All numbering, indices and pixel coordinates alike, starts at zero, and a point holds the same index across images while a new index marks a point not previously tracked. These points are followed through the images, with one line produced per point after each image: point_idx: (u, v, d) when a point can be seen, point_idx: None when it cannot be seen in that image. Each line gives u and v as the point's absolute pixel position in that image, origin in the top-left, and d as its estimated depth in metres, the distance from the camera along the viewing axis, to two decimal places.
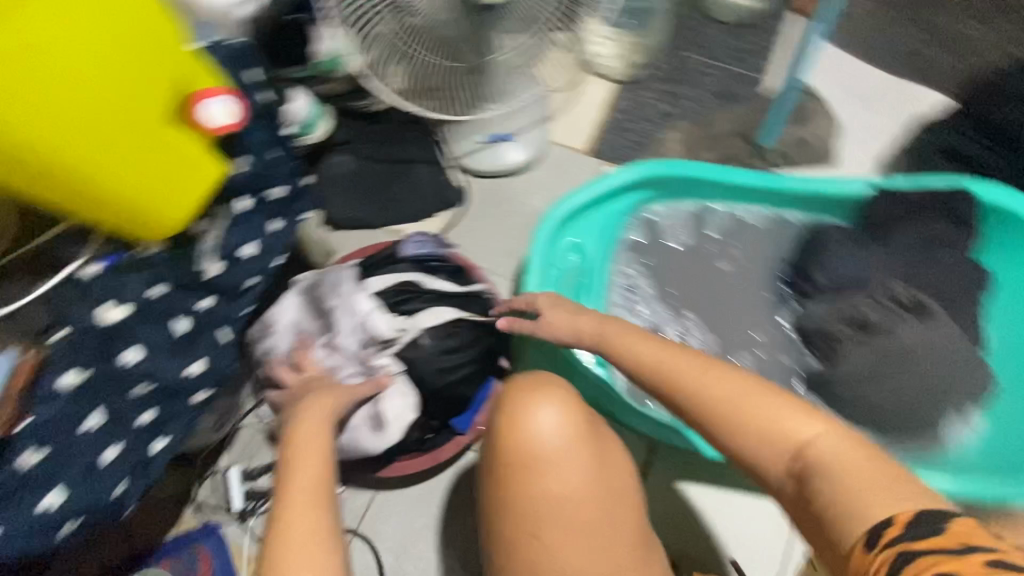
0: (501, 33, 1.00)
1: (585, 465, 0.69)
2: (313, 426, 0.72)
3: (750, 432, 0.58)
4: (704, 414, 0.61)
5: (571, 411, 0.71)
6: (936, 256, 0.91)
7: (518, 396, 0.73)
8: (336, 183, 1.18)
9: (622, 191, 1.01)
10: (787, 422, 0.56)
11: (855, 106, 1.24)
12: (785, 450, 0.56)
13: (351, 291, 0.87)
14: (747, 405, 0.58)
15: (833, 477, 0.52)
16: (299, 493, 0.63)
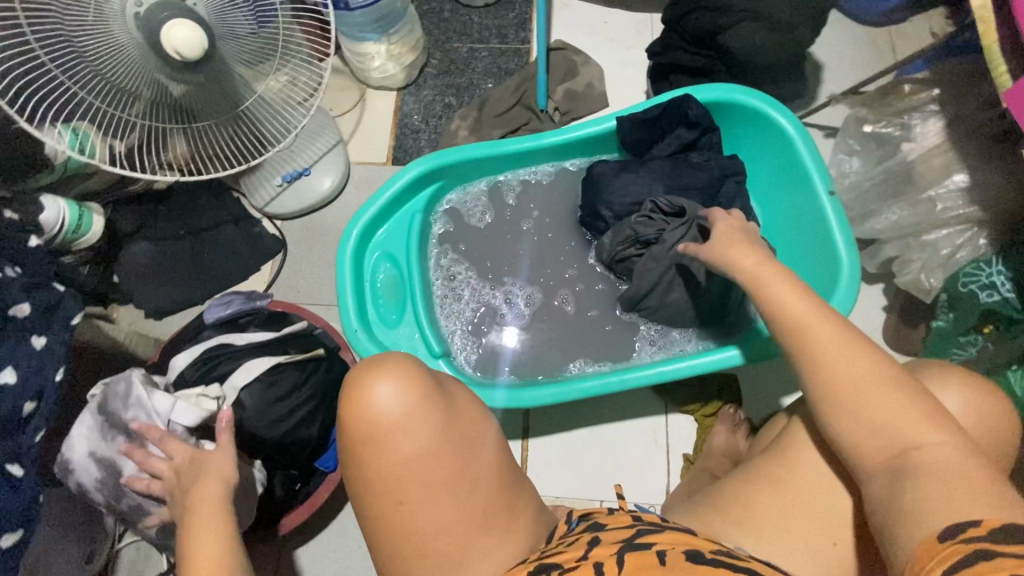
0: (239, 80, 0.99)
1: (434, 425, 0.63)
2: (206, 500, 0.64)
3: (873, 416, 0.58)
4: (837, 383, 0.60)
5: (409, 377, 0.64)
6: (691, 160, 1.00)
7: (357, 376, 0.65)
8: (143, 272, 1.14)
9: (412, 190, 1.04)
10: (911, 417, 0.56)
11: (610, 49, 1.35)
12: (893, 444, 0.57)
13: (145, 393, 0.78)
14: (879, 388, 0.58)
15: (945, 475, 0.53)
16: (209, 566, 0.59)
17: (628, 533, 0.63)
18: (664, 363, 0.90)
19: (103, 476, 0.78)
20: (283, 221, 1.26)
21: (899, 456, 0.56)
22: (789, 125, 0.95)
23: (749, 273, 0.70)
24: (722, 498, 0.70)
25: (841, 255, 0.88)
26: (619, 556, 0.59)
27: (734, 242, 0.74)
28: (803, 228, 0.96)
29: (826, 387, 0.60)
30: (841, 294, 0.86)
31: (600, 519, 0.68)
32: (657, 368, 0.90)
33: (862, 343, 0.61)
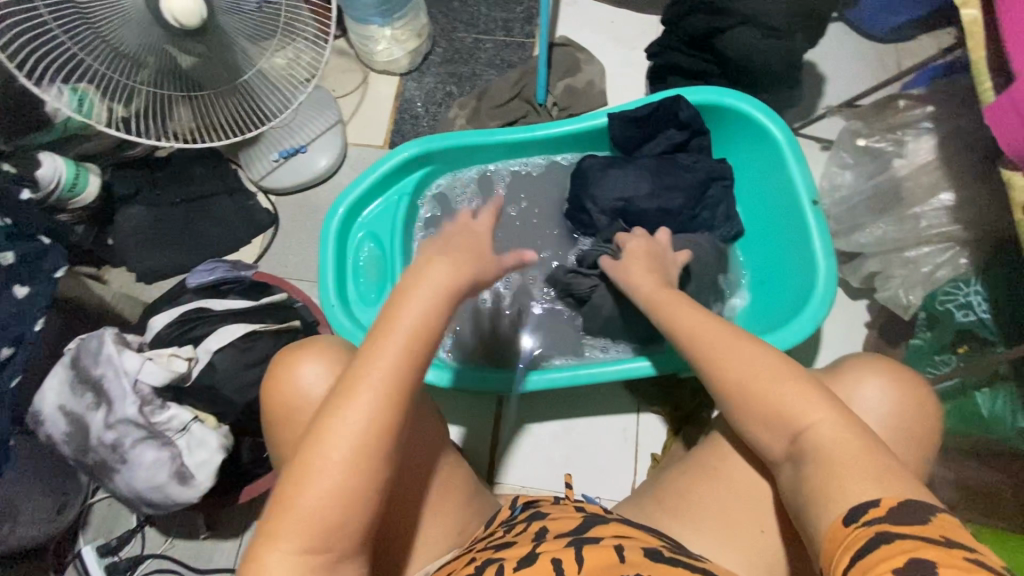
0: (242, 52, 1.00)
1: (341, 395, 0.65)
2: (428, 299, 0.54)
3: (770, 406, 0.59)
4: (727, 382, 0.62)
5: (329, 355, 0.66)
6: (679, 162, 1.01)
7: (285, 355, 0.67)
8: (137, 235, 1.17)
9: (400, 172, 1.05)
10: (797, 405, 0.58)
11: (613, 49, 1.35)
12: (786, 432, 0.58)
13: (116, 351, 0.79)
14: (768, 388, 0.60)
15: (832, 455, 0.54)
16: (368, 388, 0.50)
17: (568, 526, 0.61)
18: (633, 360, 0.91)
19: (72, 428, 0.80)
20: (277, 196, 1.28)
21: (793, 444, 0.58)
22: (773, 126, 0.95)
23: (652, 300, 0.75)
24: (658, 490, 0.72)
25: (819, 263, 0.88)
26: (578, 551, 0.56)
27: (642, 261, 0.81)
28: (786, 235, 0.96)
29: (723, 392, 0.63)
30: (814, 305, 0.86)
31: (543, 509, 0.67)
32: (618, 364, 0.91)
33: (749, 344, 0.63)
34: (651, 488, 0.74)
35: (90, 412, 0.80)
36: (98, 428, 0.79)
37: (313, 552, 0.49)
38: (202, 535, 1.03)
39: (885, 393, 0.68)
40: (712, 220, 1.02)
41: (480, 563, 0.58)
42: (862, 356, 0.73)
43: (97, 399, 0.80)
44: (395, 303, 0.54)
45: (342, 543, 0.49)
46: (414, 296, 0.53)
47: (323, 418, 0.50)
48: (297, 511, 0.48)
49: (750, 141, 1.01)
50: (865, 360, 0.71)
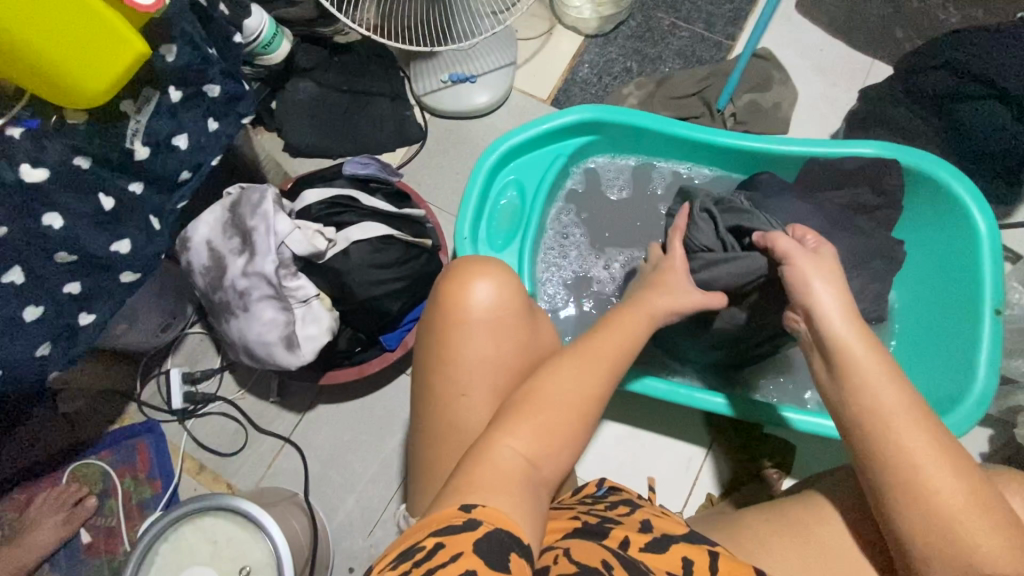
0: None
1: (508, 331, 0.64)
2: (641, 313, 0.72)
3: (956, 531, 0.55)
4: (920, 480, 0.56)
5: (507, 289, 0.65)
6: (857, 222, 0.94)
7: (456, 272, 0.66)
8: (300, 108, 1.21)
9: (566, 133, 1.04)
10: (986, 543, 0.54)
11: (812, 78, 1.26)
12: (962, 566, 0.54)
13: (273, 210, 0.82)
14: (964, 516, 0.55)
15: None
16: (600, 363, 0.64)
17: (679, 529, 0.61)
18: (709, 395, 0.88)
19: (211, 263, 0.85)
20: (433, 115, 1.29)
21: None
22: (977, 219, 0.87)
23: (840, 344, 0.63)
24: (734, 521, 0.72)
25: (977, 377, 0.81)
26: (712, 557, 0.57)
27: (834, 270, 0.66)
28: (946, 334, 0.89)
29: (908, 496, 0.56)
30: (956, 417, 0.80)
31: (634, 499, 0.68)
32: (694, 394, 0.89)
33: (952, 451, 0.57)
34: (729, 519, 0.73)
35: (231, 255, 0.83)
36: (234, 273, 0.83)
37: (531, 464, 0.55)
38: (270, 398, 1.09)
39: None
40: (857, 293, 0.92)
41: (587, 526, 0.58)
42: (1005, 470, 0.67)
43: (242, 245, 0.83)
44: (620, 319, 0.71)
45: (550, 472, 0.57)
46: (638, 312, 0.72)
47: (563, 366, 0.63)
48: (527, 426, 0.57)
49: (943, 221, 0.92)
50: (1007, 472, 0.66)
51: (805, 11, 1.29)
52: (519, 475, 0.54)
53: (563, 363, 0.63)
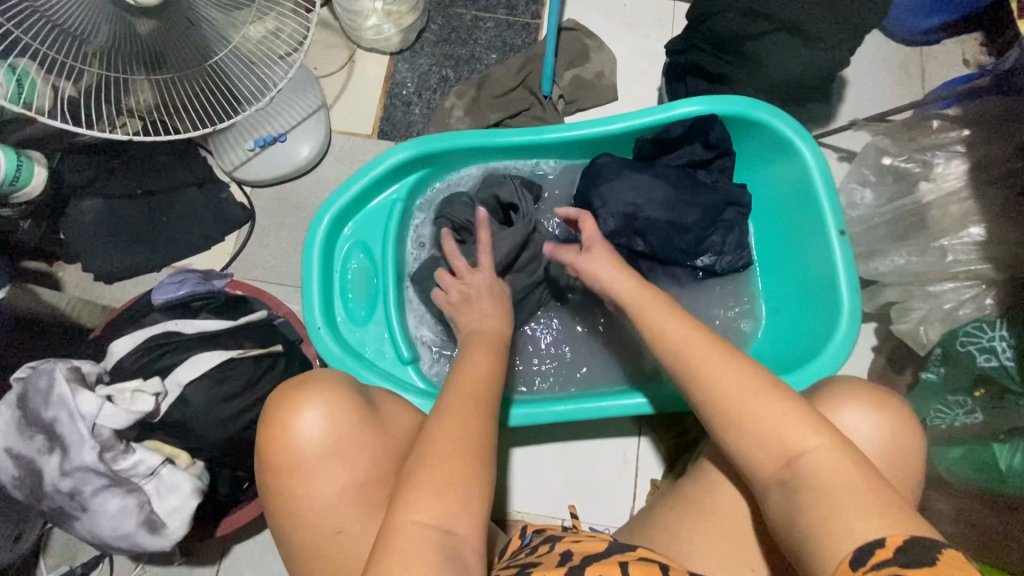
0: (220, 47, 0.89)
1: (354, 438, 0.63)
2: (481, 337, 0.76)
3: (770, 430, 0.58)
4: (723, 399, 0.60)
5: (332, 403, 0.63)
6: (699, 180, 0.94)
7: (279, 410, 0.63)
8: (93, 230, 1.04)
9: (395, 174, 0.95)
10: (794, 430, 0.57)
11: (625, 36, 1.25)
12: (779, 456, 0.57)
13: (70, 391, 0.70)
14: (769, 422, 0.58)
15: (832, 481, 0.53)
16: (470, 407, 0.62)
17: (601, 546, 0.62)
18: (632, 398, 0.85)
19: (22, 472, 0.71)
20: (253, 188, 1.15)
21: (786, 470, 0.56)
22: (778, 123, 0.88)
23: (637, 304, 0.73)
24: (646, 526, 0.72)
25: (843, 300, 0.83)
26: (624, 565, 0.56)
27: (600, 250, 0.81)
28: (805, 255, 0.90)
29: (724, 419, 0.60)
30: (835, 347, 0.81)
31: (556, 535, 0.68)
32: (620, 401, 0.86)
33: (753, 367, 0.62)
34: (648, 525, 0.73)
35: (42, 456, 0.70)
36: (52, 476, 0.70)
37: (444, 531, 0.53)
38: (176, 562, 0.96)
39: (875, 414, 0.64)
40: (722, 246, 0.95)
41: None
42: (850, 379, 0.68)
43: (51, 442, 0.70)
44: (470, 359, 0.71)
45: (461, 529, 0.54)
46: (483, 347, 0.73)
47: (430, 424, 0.61)
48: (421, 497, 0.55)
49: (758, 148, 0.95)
50: (853, 385, 0.67)
51: None
52: (429, 545, 0.52)
53: (438, 412, 0.62)
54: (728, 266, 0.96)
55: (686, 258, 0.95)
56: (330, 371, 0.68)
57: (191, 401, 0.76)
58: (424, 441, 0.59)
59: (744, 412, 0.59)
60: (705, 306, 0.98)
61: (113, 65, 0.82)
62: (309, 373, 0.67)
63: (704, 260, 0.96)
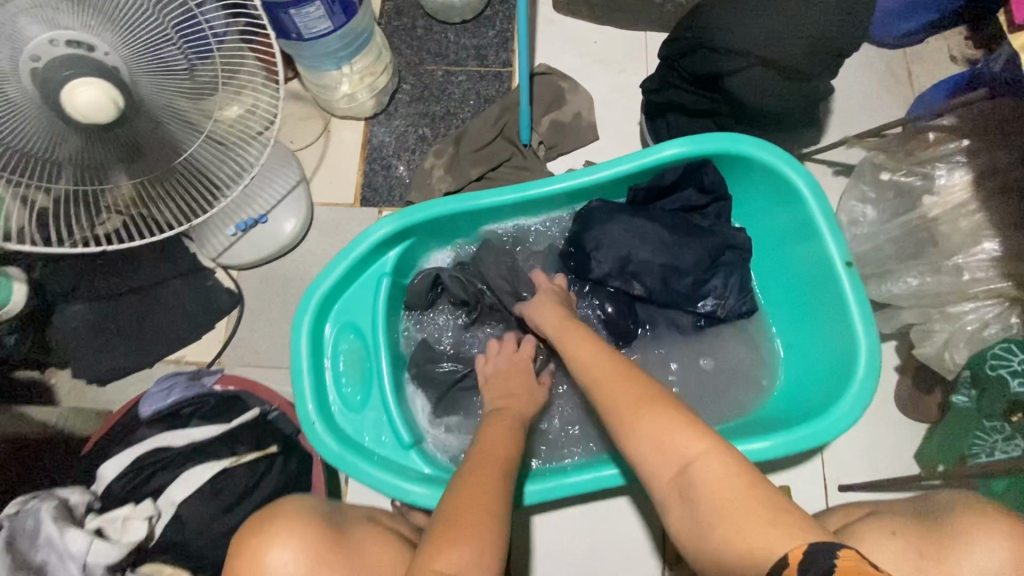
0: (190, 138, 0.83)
1: (345, 568, 0.62)
2: (511, 419, 0.76)
3: (653, 439, 0.61)
4: (617, 415, 0.65)
5: (307, 538, 0.62)
6: (695, 224, 0.92)
7: (249, 539, 0.62)
8: (80, 337, 1.02)
9: (379, 250, 0.91)
10: (677, 439, 0.60)
11: (599, 74, 1.23)
12: (672, 463, 0.60)
13: (57, 530, 0.67)
14: (638, 414, 0.63)
15: (714, 490, 0.57)
16: (483, 486, 0.63)
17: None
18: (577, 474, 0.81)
19: None
20: (239, 270, 1.13)
21: (681, 476, 0.59)
22: (774, 160, 0.85)
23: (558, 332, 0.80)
24: None
25: (859, 354, 0.78)
26: None
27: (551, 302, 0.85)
28: (817, 302, 0.86)
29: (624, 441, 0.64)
30: (858, 388, 0.77)
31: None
32: (592, 473, 0.81)
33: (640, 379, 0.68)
34: None
35: None
36: None
37: None
38: None
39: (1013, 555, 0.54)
40: (724, 289, 0.90)
41: None
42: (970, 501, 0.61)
43: None
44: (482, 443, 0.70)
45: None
46: (490, 440, 0.71)
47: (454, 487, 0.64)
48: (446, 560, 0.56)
49: (767, 196, 0.90)
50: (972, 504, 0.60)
51: (565, 9, 1.25)
52: None
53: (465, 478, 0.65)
54: (731, 311, 0.91)
55: (687, 302, 0.91)
56: (301, 502, 0.66)
57: (187, 518, 0.74)
58: (451, 493, 0.64)
59: (630, 427, 0.63)
60: (716, 349, 0.93)
61: (90, 178, 0.79)
62: (292, 513, 0.64)
63: (705, 304, 0.91)
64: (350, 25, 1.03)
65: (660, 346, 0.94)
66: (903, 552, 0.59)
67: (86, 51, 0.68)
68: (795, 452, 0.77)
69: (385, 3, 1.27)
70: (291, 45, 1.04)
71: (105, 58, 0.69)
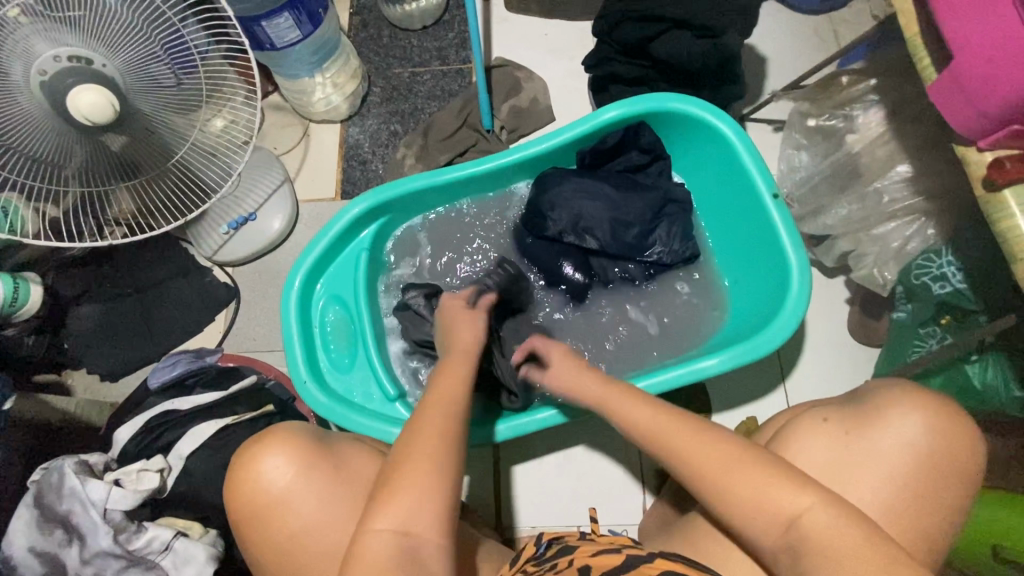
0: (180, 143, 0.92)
1: (327, 475, 0.70)
2: (467, 338, 0.78)
3: (744, 492, 0.61)
4: (704, 470, 0.63)
5: (297, 452, 0.70)
6: (637, 182, 1.01)
7: (248, 451, 0.71)
8: (91, 336, 1.11)
9: (356, 228, 1.01)
10: (785, 495, 0.59)
11: (552, 61, 1.34)
12: (780, 518, 0.59)
13: (80, 482, 0.75)
14: (728, 469, 0.62)
15: (831, 544, 0.57)
16: (429, 437, 0.63)
17: (616, 560, 0.60)
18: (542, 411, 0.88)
19: (47, 570, 0.74)
20: (235, 266, 1.23)
21: (788, 532, 0.59)
22: (704, 114, 0.95)
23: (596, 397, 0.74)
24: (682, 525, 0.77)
25: (791, 278, 0.86)
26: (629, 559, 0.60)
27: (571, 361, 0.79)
28: (758, 240, 0.94)
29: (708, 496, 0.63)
30: (792, 306, 0.85)
31: (572, 544, 0.66)
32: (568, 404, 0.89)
33: (710, 430, 0.66)
34: None
35: (64, 549, 0.75)
36: (74, 566, 0.74)
37: (400, 535, 0.59)
38: None
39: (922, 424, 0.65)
40: (668, 237, 0.99)
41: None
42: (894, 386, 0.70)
43: (70, 535, 0.75)
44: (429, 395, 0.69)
45: (435, 544, 0.59)
46: (443, 391, 0.69)
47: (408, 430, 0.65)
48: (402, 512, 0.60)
49: (703, 149, 1.00)
50: (899, 390, 0.69)
51: (515, 7, 1.37)
52: (390, 552, 0.58)
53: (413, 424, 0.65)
54: (676, 256, 0.99)
55: (636, 251, 0.99)
56: (296, 423, 0.74)
57: (196, 471, 0.82)
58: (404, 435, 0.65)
59: (730, 485, 0.61)
60: (671, 292, 1.01)
61: (95, 182, 0.87)
62: (287, 432, 0.72)
63: (654, 252, 0.99)
64: (317, 38, 1.17)
65: (619, 295, 1.01)
66: (830, 434, 0.69)
67: (85, 63, 0.75)
68: (738, 367, 0.84)
69: (353, 17, 1.39)
70: (266, 56, 1.16)
71: (103, 69, 0.77)
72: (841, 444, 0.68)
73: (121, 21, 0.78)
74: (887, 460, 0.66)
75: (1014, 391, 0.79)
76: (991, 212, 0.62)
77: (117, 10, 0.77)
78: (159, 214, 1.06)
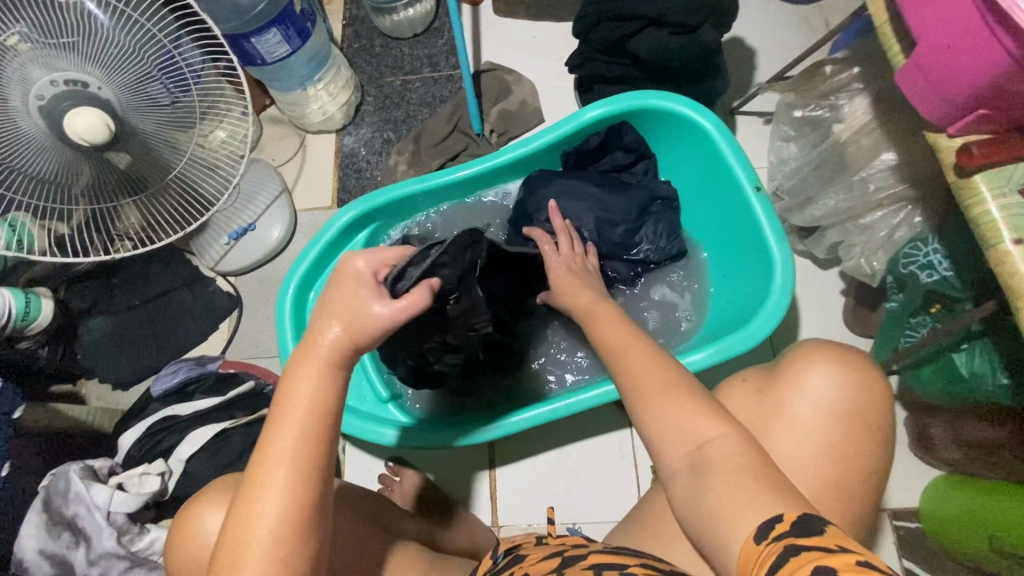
0: (177, 158, 0.94)
1: None
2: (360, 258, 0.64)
3: (664, 419, 0.61)
4: (640, 392, 0.64)
5: None
6: (623, 182, 1.01)
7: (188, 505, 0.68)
8: (99, 347, 1.15)
9: (346, 234, 1.03)
10: (695, 422, 0.60)
11: (541, 63, 1.35)
12: (689, 441, 0.59)
13: (84, 486, 0.80)
14: (656, 386, 0.63)
15: (730, 470, 0.55)
16: (292, 414, 0.54)
17: (554, 564, 0.60)
18: (529, 409, 0.89)
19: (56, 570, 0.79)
20: (236, 276, 1.27)
21: (696, 453, 0.58)
22: (683, 109, 0.95)
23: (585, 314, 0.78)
24: None
25: (775, 270, 0.86)
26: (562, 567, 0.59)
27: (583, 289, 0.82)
28: (740, 231, 0.94)
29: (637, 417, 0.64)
30: (774, 300, 0.85)
31: (525, 551, 0.66)
32: (561, 402, 0.89)
33: (658, 355, 0.68)
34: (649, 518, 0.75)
35: (73, 549, 0.80)
36: (82, 566, 0.79)
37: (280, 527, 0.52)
38: None
39: (843, 384, 0.66)
40: (655, 235, 0.99)
41: None
42: (806, 343, 0.71)
43: (79, 535, 0.80)
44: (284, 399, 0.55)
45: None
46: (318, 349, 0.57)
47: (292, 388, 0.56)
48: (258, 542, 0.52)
49: (685, 144, 1.00)
50: (816, 349, 0.69)
51: (504, 11, 1.38)
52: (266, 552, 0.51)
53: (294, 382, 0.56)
54: (662, 254, 0.99)
55: (621, 250, 0.99)
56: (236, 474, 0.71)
57: (195, 475, 0.87)
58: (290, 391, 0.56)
59: (656, 405, 0.62)
60: (653, 291, 1.02)
61: (99, 199, 0.90)
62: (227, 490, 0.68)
63: (641, 250, 0.99)
64: (309, 48, 1.20)
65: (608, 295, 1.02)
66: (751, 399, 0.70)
67: (82, 86, 0.79)
68: (721, 362, 0.85)
69: (346, 28, 1.42)
70: (262, 71, 1.19)
71: (99, 92, 0.80)
72: (761, 404, 0.69)
73: (118, 46, 0.81)
74: (803, 425, 0.66)
75: (1001, 378, 0.81)
76: (962, 199, 0.63)
77: (112, 35, 0.80)
78: (160, 229, 1.09)
